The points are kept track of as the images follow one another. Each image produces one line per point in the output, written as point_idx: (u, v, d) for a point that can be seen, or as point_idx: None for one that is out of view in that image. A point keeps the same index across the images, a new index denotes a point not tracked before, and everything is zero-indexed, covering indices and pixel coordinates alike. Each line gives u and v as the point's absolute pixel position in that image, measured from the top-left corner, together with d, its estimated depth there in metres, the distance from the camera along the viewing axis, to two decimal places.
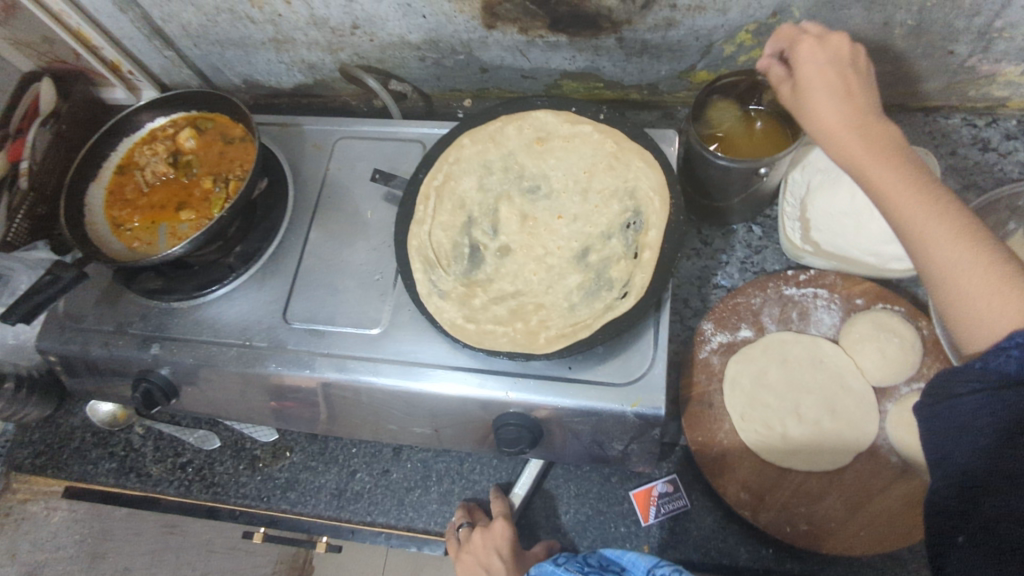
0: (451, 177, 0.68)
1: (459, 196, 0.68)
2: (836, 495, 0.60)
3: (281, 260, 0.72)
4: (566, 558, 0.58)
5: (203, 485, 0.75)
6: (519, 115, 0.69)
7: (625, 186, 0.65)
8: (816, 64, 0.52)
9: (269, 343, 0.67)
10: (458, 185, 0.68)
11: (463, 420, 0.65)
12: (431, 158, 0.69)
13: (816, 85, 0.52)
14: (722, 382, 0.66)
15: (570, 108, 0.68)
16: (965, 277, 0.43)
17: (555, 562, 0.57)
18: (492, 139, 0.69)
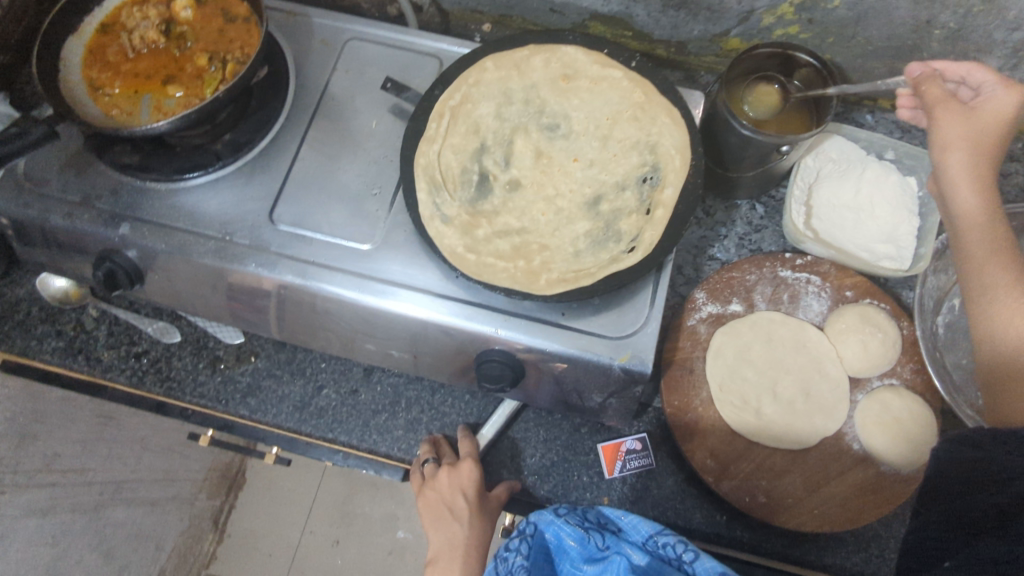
0: (469, 99, 0.65)
1: (474, 121, 0.65)
2: (797, 473, 0.62)
3: (273, 156, 0.68)
4: (566, 509, 0.63)
5: (158, 378, 0.71)
6: (548, 48, 0.66)
7: (647, 140, 0.63)
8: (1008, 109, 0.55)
9: (250, 242, 0.63)
10: (475, 108, 0.65)
11: (445, 351, 0.63)
12: (451, 76, 0.65)
13: (994, 122, 0.55)
14: (706, 351, 0.66)
15: (602, 49, 0.66)
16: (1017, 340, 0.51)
17: (555, 515, 0.62)
18: (517, 67, 0.66)
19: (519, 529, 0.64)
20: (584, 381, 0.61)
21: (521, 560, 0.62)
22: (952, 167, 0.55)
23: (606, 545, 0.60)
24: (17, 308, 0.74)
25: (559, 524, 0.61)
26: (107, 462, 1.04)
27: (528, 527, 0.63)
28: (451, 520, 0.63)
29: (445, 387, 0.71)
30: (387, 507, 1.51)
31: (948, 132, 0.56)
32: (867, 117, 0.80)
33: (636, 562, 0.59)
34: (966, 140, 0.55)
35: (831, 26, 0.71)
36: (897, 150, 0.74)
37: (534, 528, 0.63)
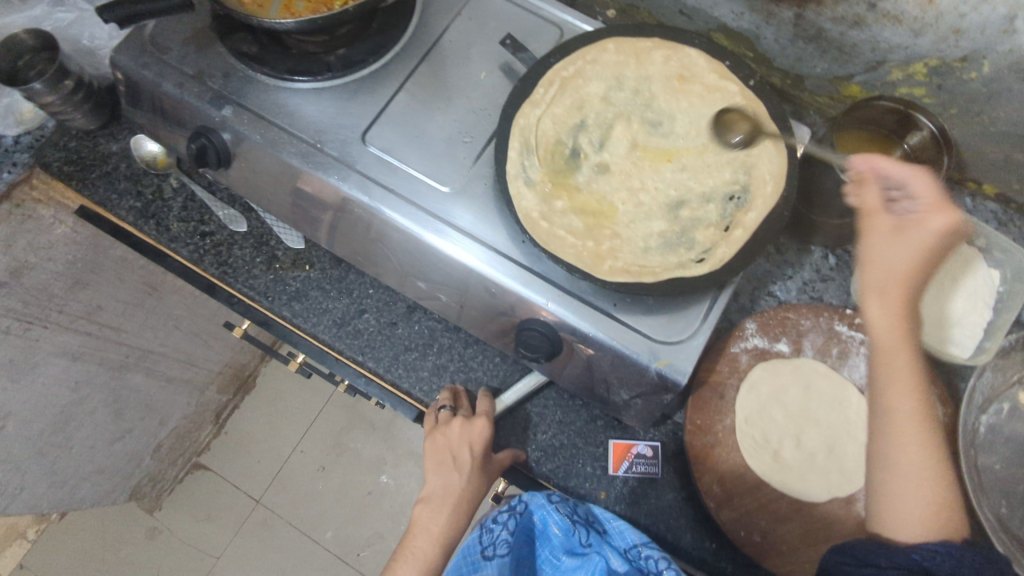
0: (582, 74, 0.65)
1: (581, 96, 0.65)
2: (797, 523, 0.61)
3: (380, 80, 0.68)
4: (561, 497, 0.65)
5: (216, 261, 0.73)
6: (673, 45, 0.66)
7: (744, 159, 0.62)
8: (928, 236, 0.56)
9: (338, 154, 0.65)
10: (585, 85, 0.65)
11: (492, 310, 0.64)
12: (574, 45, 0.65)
13: (915, 252, 0.56)
14: (741, 381, 0.66)
15: (724, 60, 0.64)
16: (907, 500, 0.54)
17: (545, 501, 0.65)
18: (637, 56, 0.66)
19: (510, 504, 0.68)
20: (614, 375, 0.62)
21: (506, 534, 0.67)
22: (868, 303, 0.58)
23: (588, 542, 0.63)
24: (108, 160, 0.77)
25: (548, 510, 0.65)
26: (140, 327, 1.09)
27: (519, 504, 0.68)
28: (450, 469, 0.64)
29: (479, 344, 0.72)
30: (378, 451, 1.54)
31: (869, 255, 0.58)
32: (966, 200, 0.80)
33: (616, 566, 0.61)
34: (887, 275, 0.57)
35: (960, 97, 0.69)
36: (990, 239, 0.72)
37: (524, 507, 0.67)
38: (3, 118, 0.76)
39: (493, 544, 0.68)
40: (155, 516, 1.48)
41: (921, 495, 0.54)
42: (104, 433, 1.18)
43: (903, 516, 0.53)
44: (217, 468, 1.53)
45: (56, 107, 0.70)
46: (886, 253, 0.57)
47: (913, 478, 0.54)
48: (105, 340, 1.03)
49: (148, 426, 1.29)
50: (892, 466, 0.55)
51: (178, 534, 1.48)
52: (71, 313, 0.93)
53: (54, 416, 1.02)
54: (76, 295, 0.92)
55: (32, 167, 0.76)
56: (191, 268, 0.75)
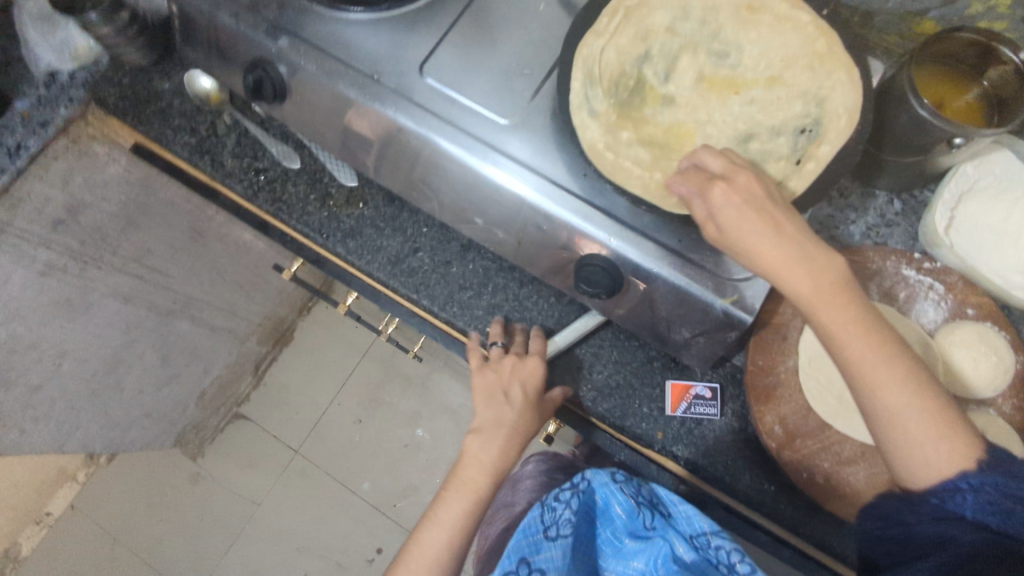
0: (647, 6, 0.62)
1: (646, 28, 0.63)
2: (862, 466, 0.60)
3: (437, 12, 0.67)
4: (624, 477, 0.68)
5: (270, 197, 0.74)
6: None
7: (817, 91, 0.59)
8: (734, 203, 0.48)
9: (395, 85, 0.64)
10: (649, 16, 0.62)
11: (550, 247, 0.64)
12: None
13: (751, 215, 0.48)
14: (806, 322, 0.63)
15: None
16: (919, 427, 0.49)
17: (610, 479, 0.67)
18: None
19: (573, 483, 0.71)
20: (675, 314, 0.61)
21: (569, 513, 0.69)
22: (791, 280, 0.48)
23: (653, 526, 0.64)
24: (163, 98, 0.78)
25: (613, 489, 0.67)
26: (188, 274, 1.10)
27: (582, 482, 0.71)
28: (504, 402, 0.65)
29: (533, 284, 0.71)
30: (412, 405, 1.55)
31: (744, 239, 0.48)
32: None
33: (681, 552, 0.62)
34: (760, 228, 0.48)
35: None
36: None
37: (586, 485, 0.70)
38: (58, 53, 0.75)
39: (555, 525, 0.68)
40: (198, 463, 1.53)
41: (931, 436, 0.49)
42: (153, 378, 1.21)
43: (923, 460, 0.49)
44: (256, 418, 1.56)
45: (111, 40, 0.70)
46: (746, 216, 0.48)
47: (924, 420, 0.49)
48: (154, 285, 1.05)
49: (192, 373, 1.32)
50: (890, 422, 0.49)
51: (219, 480, 1.52)
52: (124, 256, 0.95)
53: (107, 357, 1.05)
54: (129, 237, 0.93)
55: (87, 103, 0.76)
56: (246, 206, 0.76)
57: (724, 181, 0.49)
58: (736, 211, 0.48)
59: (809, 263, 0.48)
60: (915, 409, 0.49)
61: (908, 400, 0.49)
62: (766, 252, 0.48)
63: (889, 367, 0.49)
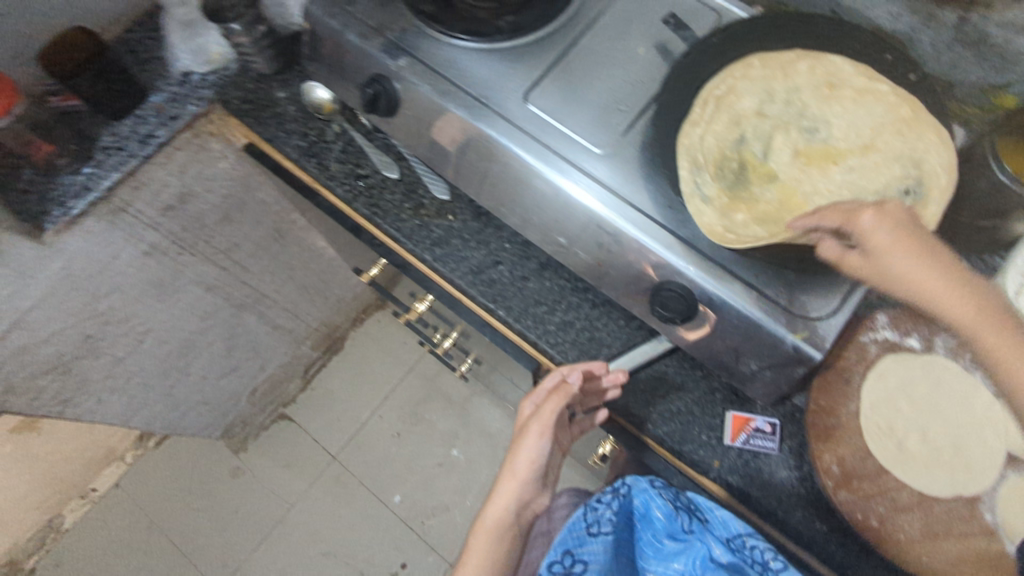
0: (733, 92, 0.68)
1: (736, 113, 0.67)
2: (918, 514, 0.61)
3: (544, 47, 0.73)
4: (662, 483, 0.68)
5: (368, 201, 0.79)
6: (816, 55, 0.69)
7: (911, 154, 0.64)
8: (887, 236, 0.54)
9: (501, 110, 0.69)
10: (738, 101, 0.68)
11: (628, 270, 0.67)
12: (720, 66, 0.68)
13: (903, 252, 0.54)
14: (867, 370, 0.66)
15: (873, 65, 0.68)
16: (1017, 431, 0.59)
17: (650, 485, 0.67)
18: (784, 70, 0.69)
19: (614, 486, 0.69)
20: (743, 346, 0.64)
21: (611, 513, 0.68)
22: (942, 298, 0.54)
23: (691, 529, 0.65)
24: (279, 103, 0.85)
25: (652, 494, 0.67)
26: (265, 270, 1.17)
27: (623, 487, 0.69)
28: (542, 438, 0.68)
29: (604, 307, 0.74)
30: (451, 424, 1.58)
31: (922, 276, 0.54)
32: None
33: (717, 554, 0.64)
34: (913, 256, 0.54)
35: None
36: None
37: (627, 490, 0.69)
38: (195, 57, 0.83)
39: (598, 522, 0.67)
40: (239, 457, 1.58)
41: None
42: (216, 366, 1.27)
43: None
44: (299, 420, 1.60)
45: (246, 48, 0.78)
46: (912, 250, 0.54)
47: None
48: (234, 277, 1.11)
49: (250, 367, 1.37)
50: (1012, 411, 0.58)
51: (257, 477, 1.56)
52: (216, 246, 1.02)
53: (182, 340, 1.11)
54: (224, 228, 1.00)
55: (213, 102, 0.84)
56: (342, 207, 0.81)
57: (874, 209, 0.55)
58: (889, 238, 0.54)
59: (947, 289, 0.54)
60: None
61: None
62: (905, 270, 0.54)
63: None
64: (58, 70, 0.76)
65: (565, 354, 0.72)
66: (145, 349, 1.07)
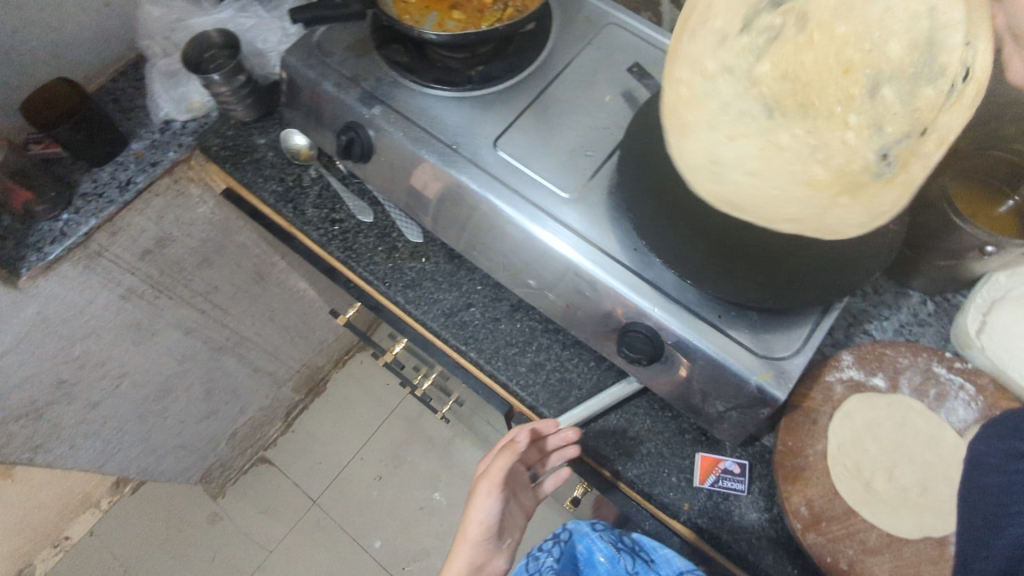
0: None
1: None
2: (887, 557, 0.60)
3: (514, 95, 0.75)
4: (604, 527, 0.79)
5: (342, 245, 0.80)
6: None
7: None
8: None
9: (471, 156, 0.71)
10: None
11: (595, 311, 0.68)
12: None
13: None
14: (834, 409, 0.67)
15: None
16: None
17: (590, 530, 0.79)
18: None
19: (557, 535, 0.82)
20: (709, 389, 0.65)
21: (552, 560, 0.80)
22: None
23: (632, 569, 0.72)
24: (258, 149, 0.86)
25: (594, 537, 0.78)
26: (245, 313, 1.17)
27: (565, 534, 0.82)
28: (491, 498, 0.68)
29: (575, 347, 0.75)
30: (433, 466, 1.56)
31: (1021, 84, 0.54)
32: None
33: None
34: None
35: None
36: None
37: (568, 536, 0.81)
38: (176, 105, 0.86)
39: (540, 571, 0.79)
40: (218, 503, 1.55)
41: None
42: (194, 410, 1.26)
43: None
44: (280, 464, 1.58)
45: (226, 97, 0.80)
46: None
47: None
48: (213, 320, 1.11)
49: (230, 410, 1.36)
50: None
51: (236, 524, 1.53)
52: (194, 289, 1.02)
53: (159, 383, 1.10)
54: (203, 272, 1.00)
55: (193, 149, 0.86)
56: (318, 251, 0.82)
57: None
58: None
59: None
60: None
61: None
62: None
63: None
64: (41, 121, 0.80)
65: (535, 396, 0.72)
66: (121, 394, 1.06)
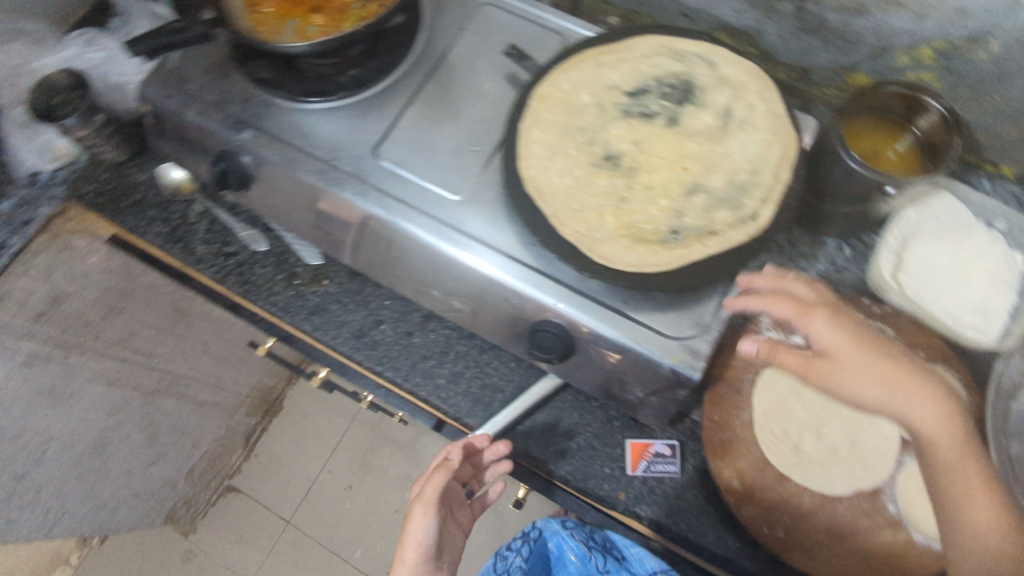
0: (577, 102, 0.67)
1: (579, 126, 0.66)
2: (823, 517, 0.60)
3: (391, 96, 0.71)
4: (574, 525, 0.89)
5: (239, 280, 0.76)
6: (656, 66, 0.69)
7: (749, 154, 0.64)
8: (838, 342, 0.57)
9: (353, 169, 0.67)
10: (581, 115, 0.66)
11: (502, 313, 0.66)
12: (566, 88, 0.67)
13: (859, 358, 0.56)
14: (757, 375, 0.66)
15: (717, 66, 0.69)
16: (962, 475, 0.55)
17: (561, 528, 0.89)
18: (628, 81, 0.68)
19: (527, 535, 0.94)
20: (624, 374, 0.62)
21: (523, 558, 0.92)
22: (857, 392, 0.56)
23: (603, 565, 0.83)
24: (138, 190, 0.82)
25: (564, 535, 0.88)
26: (172, 352, 1.12)
27: (536, 532, 0.93)
28: (428, 515, 0.65)
29: (493, 350, 0.73)
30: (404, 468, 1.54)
31: (865, 365, 0.56)
32: (984, 181, 0.79)
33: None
34: (851, 346, 0.56)
35: (969, 77, 0.70)
36: (1009, 220, 0.72)
37: (540, 534, 0.92)
38: (40, 155, 0.80)
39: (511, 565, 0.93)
40: (190, 539, 1.52)
41: (980, 506, 0.54)
42: (139, 458, 1.22)
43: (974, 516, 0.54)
44: (247, 490, 1.55)
45: (86, 141, 0.74)
46: (854, 358, 0.56)
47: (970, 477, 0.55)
48: (137, 367, 1.07)
49: (180, 449, 1.32)
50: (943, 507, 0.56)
51: (212, 557, 1.50)
52: (107, 341, 0.97)
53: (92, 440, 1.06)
54: (111, 322, 0.95)
55: (66, 200, 0.80)
56: (217, 289, 0.78)
57: (824, 309, 0.58)
58: (842, 343, 0.56)
59: (891, 386, 0.56)
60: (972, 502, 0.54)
61: (976, 499, 0.55)
62: (885, 372, 0.56)
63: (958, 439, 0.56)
64: None
65: (458, 408, 0.70)
66: (51, 459, 1.01)
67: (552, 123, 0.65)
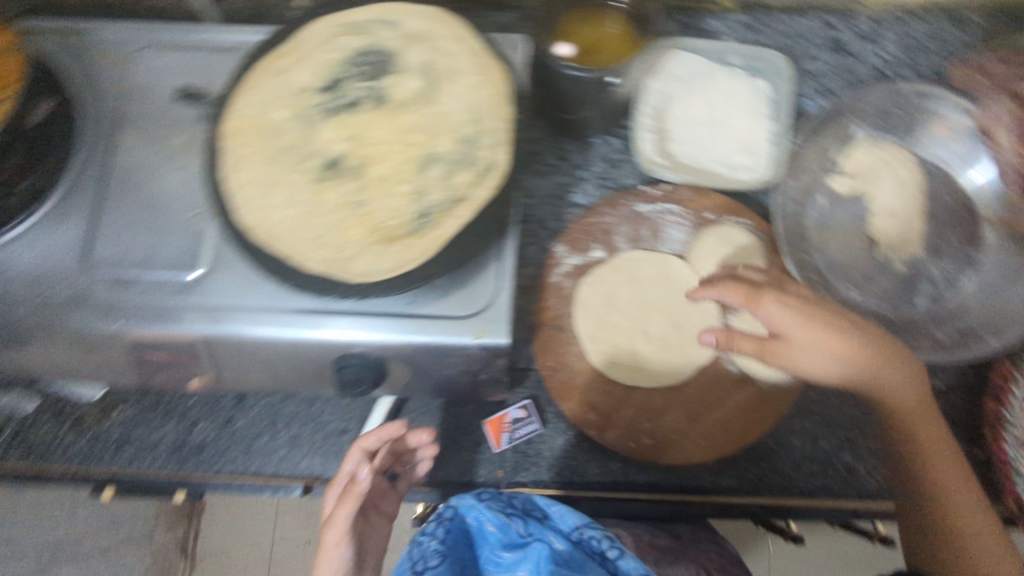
0: (264, 113, 0.66)
1: (278, 134, 0.66)
2: (678, 409, 0.82)
3: (74, 199, 0.68)
4: (489, 496, 0.73)
5: (23, 452, 0.81)
6: (348, 36, 0.69)
7: (442, 95, 0.67)
8: (787, 319, 0.73)
9: (70, 292, 0.65)
10: (279, 125, 0.66)
11: (290, 360, 0.67)
12: (255, 103, 0.66)
13: (801, 322, 0.73)
14: (575, 304, 0.86)
15: (398, 16, 0.70)
16: (907, 390, 0.75)
17: (473, 501, 0.70)
18: (319, 67, 0.68)
19: (437, 516, 0.70)
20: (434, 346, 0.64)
21: (435, 542, 0.67)
22: (811, 356, 0.73)
23: (528, 532, 0.66)
24: None
25: (479, 508, 0.70)
26: None
27: (448, 511, 0.71)
28: (337, 547, 0.72)
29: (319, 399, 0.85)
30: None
31: (808, 340, 0.73)
32: (713, 22, 0.99)
33: (557, 546, 0.63)
34: (800, 317, 0.73)
35: None
36: (739, 53, 0.93)
37: (454, 512, 0.70)
38: None
39: (422, 557, 0.66)
40: None
41: (937, 438, 0.76)
42: None
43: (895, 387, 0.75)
44: None
45: None
46: (796, 326, 0.73)
47: (925, 415, 0.76)
48: None
49: None
50: (922, 443, 0.76)
51: None
52: None
53: None
54: None
55: None
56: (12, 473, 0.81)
57: (771, 294, 0.74)
58: (782, 310, 0.73)
59: (826, 346, 0.73)
60: (932, 428, 0.76)
61: (936, 424, 0.76)
62: (827, 343, 0.73)
63: (915, 393, 0.76)
64: None
65: (314, 465, 0.83)
66: None
67: (256, 154, 0.65)
